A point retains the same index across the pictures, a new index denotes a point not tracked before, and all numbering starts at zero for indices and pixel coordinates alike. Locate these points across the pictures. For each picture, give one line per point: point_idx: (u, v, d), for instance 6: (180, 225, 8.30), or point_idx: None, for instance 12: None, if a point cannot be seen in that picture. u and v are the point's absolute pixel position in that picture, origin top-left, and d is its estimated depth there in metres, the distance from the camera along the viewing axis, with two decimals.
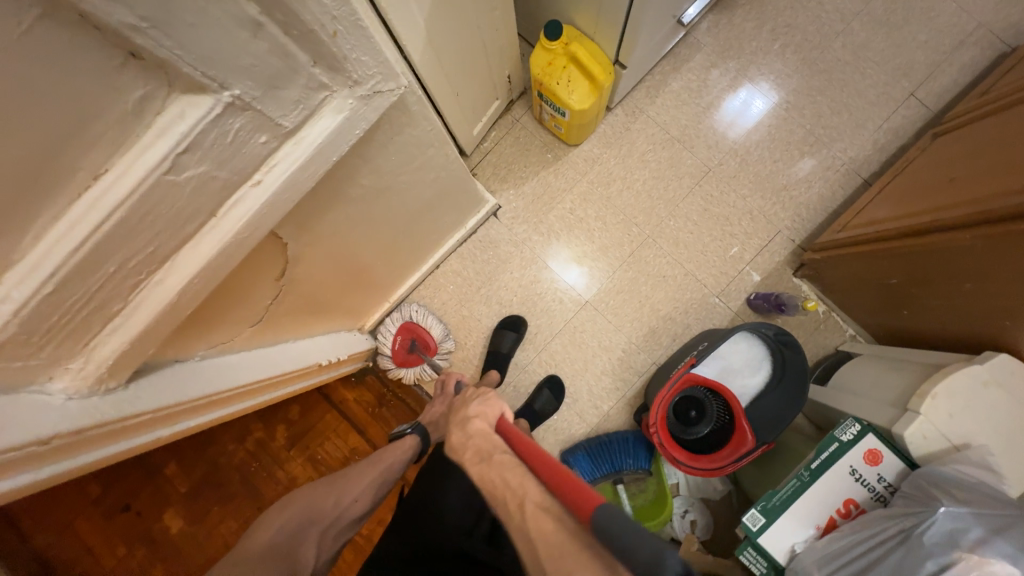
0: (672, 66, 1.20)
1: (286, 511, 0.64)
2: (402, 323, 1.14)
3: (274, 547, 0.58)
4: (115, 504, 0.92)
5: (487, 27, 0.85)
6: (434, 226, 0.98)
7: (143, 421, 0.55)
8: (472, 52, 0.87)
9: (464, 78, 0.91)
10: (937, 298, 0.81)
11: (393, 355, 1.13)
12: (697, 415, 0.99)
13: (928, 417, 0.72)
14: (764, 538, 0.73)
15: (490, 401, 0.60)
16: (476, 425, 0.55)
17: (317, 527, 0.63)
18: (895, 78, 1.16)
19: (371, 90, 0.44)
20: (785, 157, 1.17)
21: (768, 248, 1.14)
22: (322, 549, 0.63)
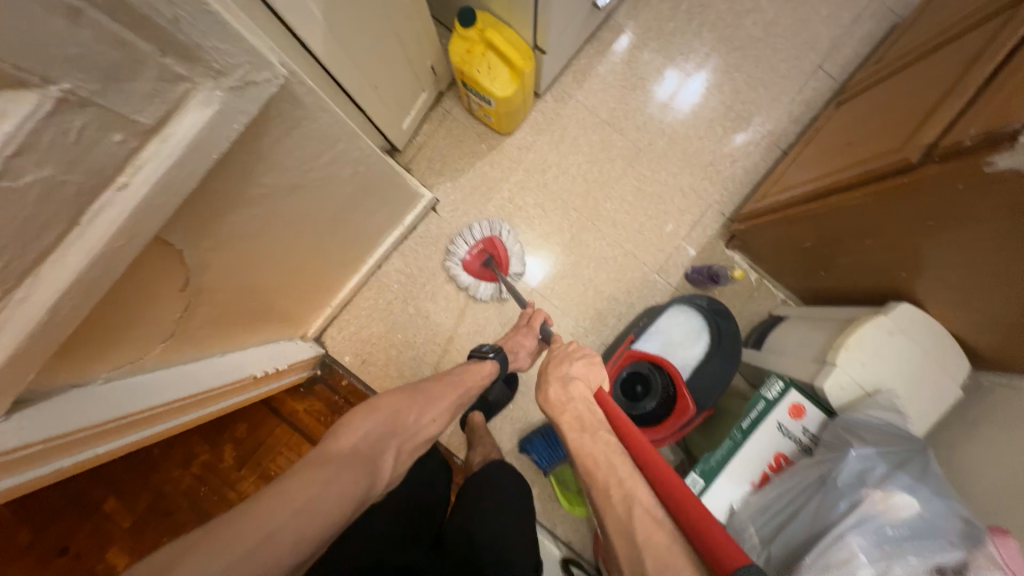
0: (597, 50, 1.22)
1: (373, 417, 0.60)
2: (487, 235, 1.12)
3: (360, 452, 0.54)
4: (50, 548, 0.77)
5: (398, 15, 0.83)
6: (365, 220, 0.95)
7: (56, 445, 0.52)
8: (386, 43, 0.84)
9: (381, 71, 0.88)
10: (845, 257, 0.88)
11: (472, 264, 1.11)
12: (643, 390, 0.99)
13: (843, 368, 0.77)
14: (705, 499, 0.77)
15: (593, 368, 0.68)
16: (578, 389, 0.63)
17: (397, 440, 0.60)
18: (803, 53, 1.22)
19: (240, 80, 0.43)
20: (710, 134, 1.21)
21: (701, 223, 1.19)
22: (398, 461, 0.60)
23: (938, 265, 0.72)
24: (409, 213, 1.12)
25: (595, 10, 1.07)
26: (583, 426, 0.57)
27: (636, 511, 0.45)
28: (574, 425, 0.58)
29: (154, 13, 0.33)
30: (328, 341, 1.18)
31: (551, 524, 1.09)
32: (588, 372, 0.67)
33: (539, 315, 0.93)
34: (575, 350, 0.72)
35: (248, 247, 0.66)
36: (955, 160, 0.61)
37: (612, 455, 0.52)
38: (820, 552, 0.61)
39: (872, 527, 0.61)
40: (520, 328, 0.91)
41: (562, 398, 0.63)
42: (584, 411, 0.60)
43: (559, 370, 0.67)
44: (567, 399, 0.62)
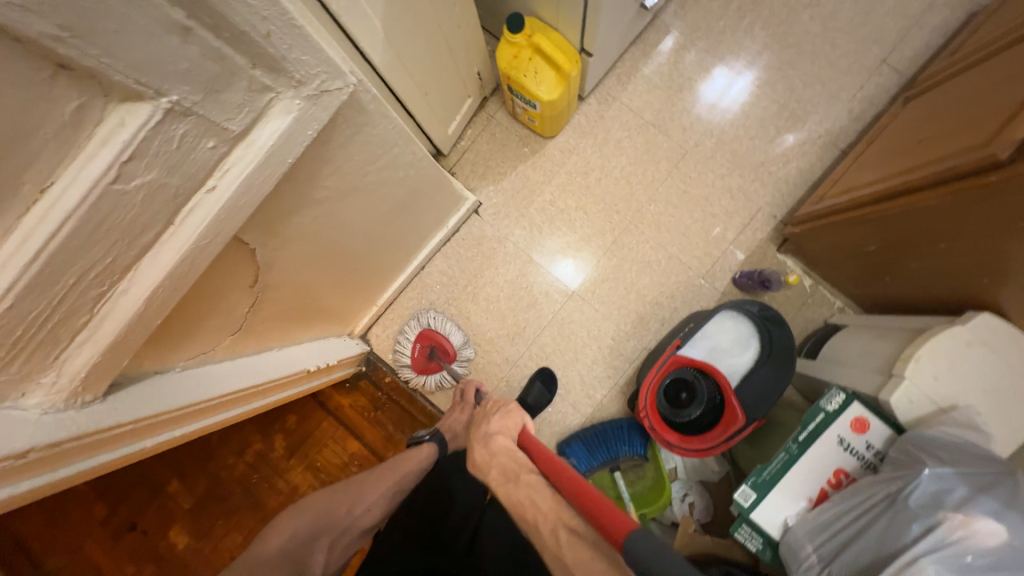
0: (643, 51, 1.20)
1: (300, 517, 0.63)
2: (420, 330, 1.13)
3: (291, 554, 0.58)
4: (123, 523, 0.91)
5: (449, 22, 0.86)
6: (413, 222, 0.99)
7: (138, 426, 0.56)
8: (437, 50, 0.87)
9: (432, 78, 0.91)
10: (917, 262, 0.82)
11: (415, 364, 1.12)
12: (688, 397, 0.98)
13: (913, 381, 0.72)
14: (757, 513, 0.73)
15: (509, 415, 0.71)
16: (499, 443, 0.63)
17: (330, 535, 0.64)
18: (865, 46, 1.16)
19: (319, 89, 0.46)
20: (761, 135, 1.16)
21: (750, 226, 1.14)
22: (330, 558, 0.63)
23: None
24: (453, 215, 1.15)
25: (642, 11, 1.06)
26: (510, 476, 0.56)
27: (563, 537, 0.45)
28: (500, 477, 0.57)
29: (251, 29, 0.36)
30: (373, 339, 1.22)
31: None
32: (508, 422, 0.69)
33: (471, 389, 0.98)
34: (495, 404, 0.77)
35: (310, 246, 0.70)
36: None
37: (535, 493, 0.51)
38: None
39: (948, 554, 0.57)
40: (456, 405, 0.97)
41: (487, 456, 0.61)
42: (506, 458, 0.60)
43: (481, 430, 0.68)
44: (491, 456, 0.61)
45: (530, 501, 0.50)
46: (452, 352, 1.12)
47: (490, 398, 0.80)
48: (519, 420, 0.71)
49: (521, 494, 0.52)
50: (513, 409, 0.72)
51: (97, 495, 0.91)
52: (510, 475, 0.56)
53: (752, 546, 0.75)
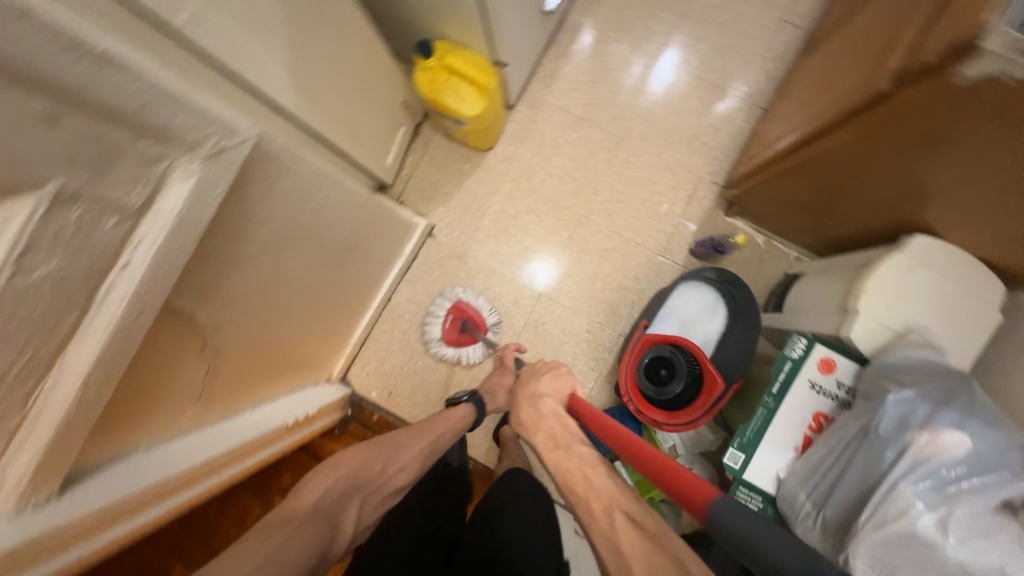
0: (560, 52, 1.24)
1: (336, 471, 0.62)
2: (451, 305, 1.14)
3: (321, 512, 0.57)
4: None
5: (360, 61, 0.88)
6: (364, 258, 0.99)
7: (109, 515, 0.54)
8: (355, 88, 0.89)
9: (356, 115, 0.93)
10: (848, 199, 0.85)
11: (446, 335, 1.13)
12: (668, 373, 0.99)
13: (866, 313, 0.74)
14: (749, 473, 0.74)
15: (560, 379, 0.80)
16: (546, 405, 0.74)
17: (361, 494, 0.64)
18: (765, 9, 1.21)
19: (216, 146, 0.47)
20: (687, 109, 1.20)
21: (696, 197, 1.17)
22: (360, 515, 0.63)
23: (940, 188, 0.69)
24: (407, 242, 1.16)
25: (547, 15, 1.10)
26: (557, 443, 0.65)
27: (617, 522, 0.50)
28: (547, 441, 0.66)
29: (120, 105, 0.38)
30: (354, 380, 1.21)
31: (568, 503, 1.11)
32: (557, 385, 0.79)
33: (507, 351, 0.99)
34: (545, 365, 0.84)
35: (257, 303, 0.70)
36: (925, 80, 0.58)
37: (588, 468, 0.58)
38: (877, 510, 0.58)
39: (924, 473, 0.58)
40: (497, 368, 0.96)
41: (533, 419, 0.72)
42: (557, 423, 0.70)
43: (530, 389, 0.79)
44: (538, 420, 0.71)
45: (581, 474, 0.58)
46: (485, 327, 1.14)
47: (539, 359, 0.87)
48: (569, 384, 0.80)
49: (567, 466, 0.59)
50: (562, 369, 0.82)
51: None
52: (555, 441, 0.66)
53: (754, 506, 0.74)
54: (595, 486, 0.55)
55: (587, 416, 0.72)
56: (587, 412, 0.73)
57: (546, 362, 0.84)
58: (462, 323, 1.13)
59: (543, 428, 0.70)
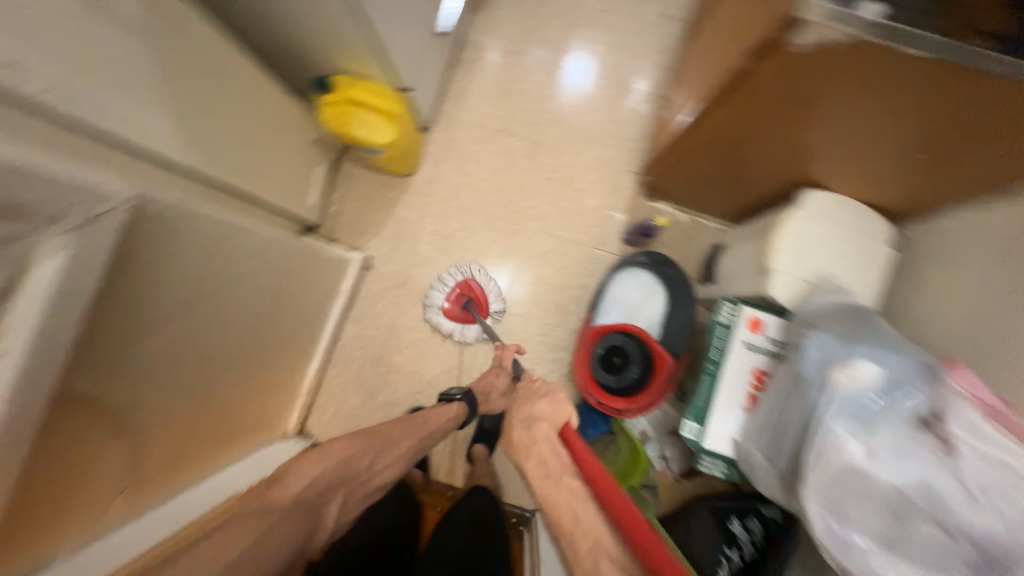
0: (466, 70, 1.27)
1: (323, 462, 0.59)
2: (461, 280, 1.15)
3: (304, 505, 0.54)
4: None
5: (258, 105, 0.86)
6: (297, 303, 0.95)
7: None
8: (256, 134, 0.87)
9: (263, 161, 0.91)
10: (745, 168, 0.91)
11: (450, 312, 1.13)
12: (623, 360, 0.98)
13: (780, 269, 0.80)
14: (707, 442, 0.77)
15: (559, 405, 0.72)
16: (540, 430, 0.68)
17: (347, 486, 0.61)
18: (648, 6, 1.30)
19: (86, 216, 0.44)
20: (594, 107, 1.26)
21: (618, 188, 1.22)
22: (343, 509, 0.61)
23: (814, 144, 0.75)
24: (344, 279, 1.14)
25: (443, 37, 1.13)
26: (548, 471, 0.61)
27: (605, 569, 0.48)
28: (538, 469, 0.62)
29: None
30: (312, 431, 1.15)
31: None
32: (555, 411, 0.72)
33: (510, 352, 0.95)
34: (541, 387, 0.77)
35: (184, 373, 0.66)
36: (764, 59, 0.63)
37: (577, 503, 0.55)
38: (816, 460, 0.58)
39: (845, 404, 0.60)
40: (493, 368, 0.95)
41: (527, 440, 0.67)
42: (550, 450, 0.64)
43: (525, 409, 0.73)
44: (530, 444, 0.66)
45: (570, 510, 0.55)
46: (488, 308, 1.14)
47: (536, 378, 0.81)
48: (568, 412, 0.72)
49: (560, 499, 0.56)
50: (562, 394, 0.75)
51: None
52: (545, 468, 0.62)
53: (719, 472, 0.79)
54: (584, 523, 0.53)
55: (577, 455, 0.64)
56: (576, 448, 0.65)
57: (545, 383, 0.78)
58: (467, 301, 1.13)
59: (535, 454, 0.65)
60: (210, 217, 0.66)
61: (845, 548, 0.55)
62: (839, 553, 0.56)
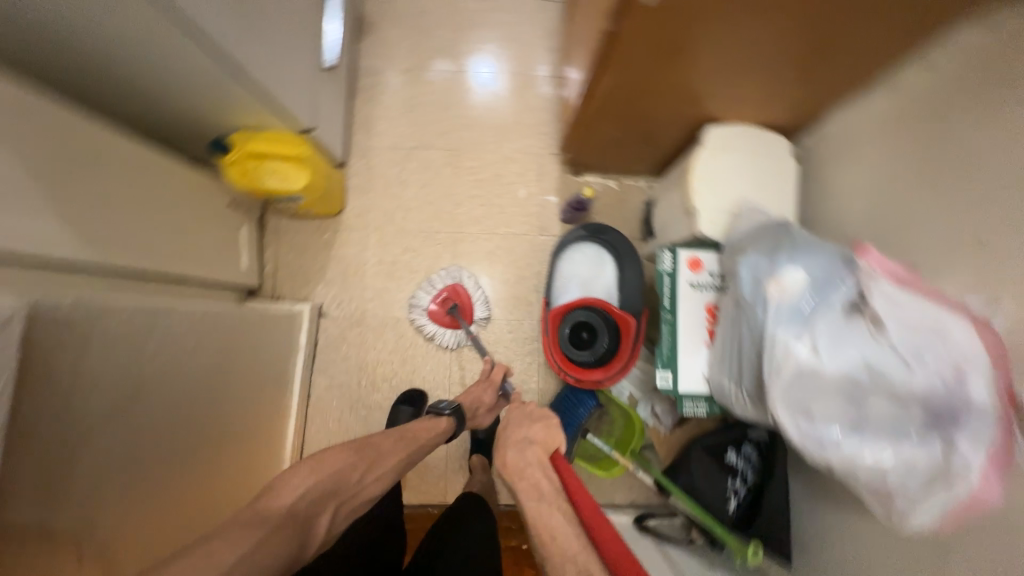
0: (367, 96, 1.26)
1: (316, 472, 0.57)
2: (449, 284, 1.16)
3: (296, 516, 0.52)
4: None
5: (160, 185, 0.84)
6: (257, 367, 0.93)
7: None
8: (164, 214, 0.84)
9: (180, 239, 0.88)
10: (647, 122, 0.94)
11: (434, 317, 1.14)
12: (590, 334, 1.01)
13: (703, 208, 0.84)
14: (683, 386, 0.81)
15: (554, 432, 0.72)
16: (534, 455, 0.67)
17: (337, 501, 0.58)
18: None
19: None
20: (500, 101, 1.28)
21: (544, 172, 1.25)
22: (332, 524, 0.57)
23: (699, 82, 0.78)
24: (300, 333, 1.11)
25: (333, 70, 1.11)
26: (541, 495, 0.60)
27: None
28: (531, 492, 0.61)
29: None
30: None
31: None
32: (547, 436, 0.72)
33: (500, 370, 1.00)
34: (534, 412, 0.77)
35: (157, 471, 0.64)
36: (627, 17, 0.65)
37: (565, 524, 0.55)
38: (773, 374, 0.61)
39: (783, 313, 0.62)
40: (481, 382, 0.96)
41: (520, 464, 0.66)
42: (542, 475, 0.64)
43: (518, 434, 0.72)
44: (523, 470, 0.65)
45: (557, 531, 0.54)
46: (472, 312, 1.15)
47: (527, 404, 0.81)
48: (560, 440, 0.72)
49: (549, 520, 0.55)
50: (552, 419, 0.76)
51: None
52: (538, 491, 0.61)
53: (703, 411, 0.82)
54: (569, 545, 0.52)
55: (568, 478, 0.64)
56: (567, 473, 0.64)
57: (539, 410, 0.78)
58: (452, 306, 1.14)
59: (530, 478, 0.64)
60: (124, 307, 0.63)
61: (821, 445, 0.59)
62: (817, 452, 0.59)
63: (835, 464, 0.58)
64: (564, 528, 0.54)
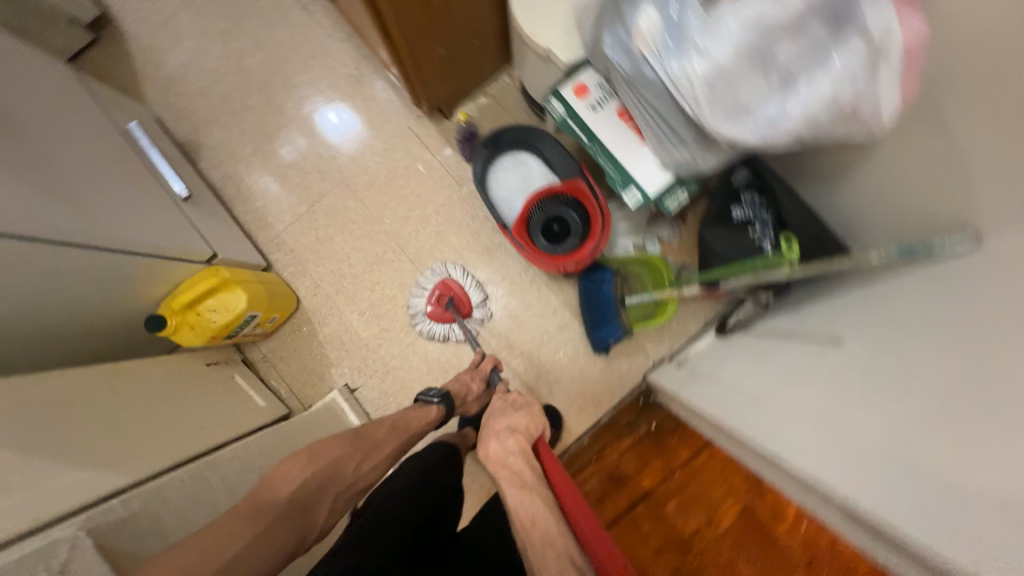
0: (238, 196, 1.24)
1: (311, 464, 0.66)
2: (438, 281, 1.17)
3: (297, 503, 0.62)
4: None
5: (127, 371, 0.85)
6: (296, 430, 0.94)
7: None
8: (163, 401, 0.86)
9: (191, 413, 0.89)
10: (455, 19, 0.92)
11: (431, 312, 1.16)
12: (558, 223, 1.03)
13: (550, 41, 0.82)
14: (651, 189, 0.81)
15: (533, 422, 0.75)
16: (511, 443, 0.68)
17: (333, 488, 0.67)
18: (286, 5, 1.28)
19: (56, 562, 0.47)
20: (343, 112, 1.26)
21: (425, 136, 1.24)
22: (333, 509, 0.67)
23: None
24: (347, 416, 1.12)
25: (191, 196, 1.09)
26: (523, 480, 0.60)
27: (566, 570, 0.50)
28: (511, 479, 0.61)
29: None
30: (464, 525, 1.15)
31: (650, 358, 1.15)
32: (529, 425, 0.74)
33: (488, 362, 1.05)
34: (518, 403, 0.82)
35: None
36: None
37: (545, 509, 0.56)
38: (697, 105, 0.62)
39: (666, 52, 0.62)
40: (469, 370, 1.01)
41: (500, 454, 0.66)
42: (524, 462, 0.64)
43: (497, 427, 0.73)
44: (504, 457, 0.65)
45: (532, 516, 0.55)
46: (468, 302, 1.16)
47: (511, 397, 0.85)
48: (539, 426, 0.75)
49: (527, 510, 0.56)
50: (533, 413, 0.79)
51: None
52: (519, 476, 0.61)
53: (682, 195, 0.83)
54: (546, 530, 0.53)
55: (551, 468, 0.66)
56: (548, 463, 0.67)
57: (521, 402, 0.82)
58: (448, 300, 1.15)
59: (511, 465, 0.63)
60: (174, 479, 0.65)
61: (775, 122, 0.61)
62: (776, 131, 0.61)
63: (797, 127, 0.60)
64: (539, 505, 0.56)
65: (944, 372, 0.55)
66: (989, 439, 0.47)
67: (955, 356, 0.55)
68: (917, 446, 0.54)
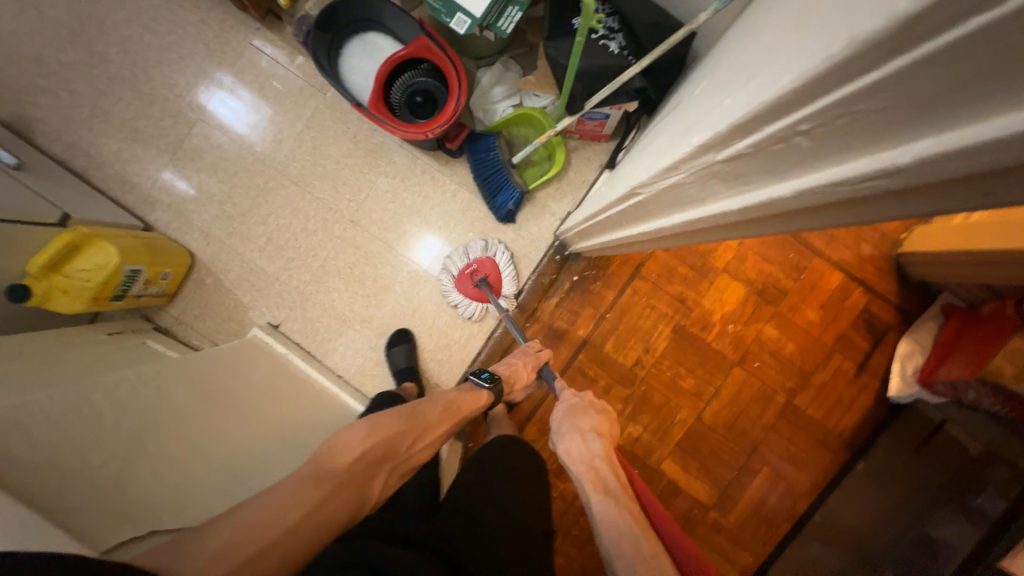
0: (91, 164, 1.14)
1: (371, 437, 0.63)
2: (479, 256, 1.13)
3: (354, 479, 0.59)
4: (706, 434, 1.15)
5: (50, 369, 0.74)
6: (263, 408, 0.87)
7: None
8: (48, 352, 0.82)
9: (90, 355, 0.86)
10: None
11: (460, 282, 1.13)
12: (420, 95, 1.00)
13: None
14: (476, 9, 0.77)
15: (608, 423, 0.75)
16: (596, 445, 0.69)
17: (388, 464, 0.65)
18: None
19: None
20: (175, 44, 1.15)
21: (271, 49, 1.15)
22: (385, 483, 0.64)
23: None
24: (274, 347, 1.10)
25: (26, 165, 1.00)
26: (607, 487, 0.62)
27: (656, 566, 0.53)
28: (599, 485, 0.63)
29: None
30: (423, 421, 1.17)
31: (557, 216, 1.16)
32: (607, 426, 0.74)
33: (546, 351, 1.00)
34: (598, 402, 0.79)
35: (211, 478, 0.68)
36: None
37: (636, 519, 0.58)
38: None
39: None
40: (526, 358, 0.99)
41: (584, 452, 0.68)
42: (608, 467, 0.66)
43: (580, 422, 0.73)
44: (587, 457, 0.67)
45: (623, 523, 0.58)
46: (502, 285, 1.14)
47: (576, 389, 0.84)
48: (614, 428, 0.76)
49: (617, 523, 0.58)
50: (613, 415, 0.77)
51: (688, 459, 1.15)
52: (604, 484, 0.63)
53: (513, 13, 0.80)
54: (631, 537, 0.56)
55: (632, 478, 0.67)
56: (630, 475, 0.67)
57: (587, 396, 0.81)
58: (479, 279, 1.11)
59: (596, 467, 0.66)
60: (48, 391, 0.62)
61: None
62: None
63: None
64: (628, 526, 0.57)
65: (729, 53, 0.54)
66: (748, 49, 0.44)
67: (743, 34, 0.54)
68: (696, 107, 0.51)
